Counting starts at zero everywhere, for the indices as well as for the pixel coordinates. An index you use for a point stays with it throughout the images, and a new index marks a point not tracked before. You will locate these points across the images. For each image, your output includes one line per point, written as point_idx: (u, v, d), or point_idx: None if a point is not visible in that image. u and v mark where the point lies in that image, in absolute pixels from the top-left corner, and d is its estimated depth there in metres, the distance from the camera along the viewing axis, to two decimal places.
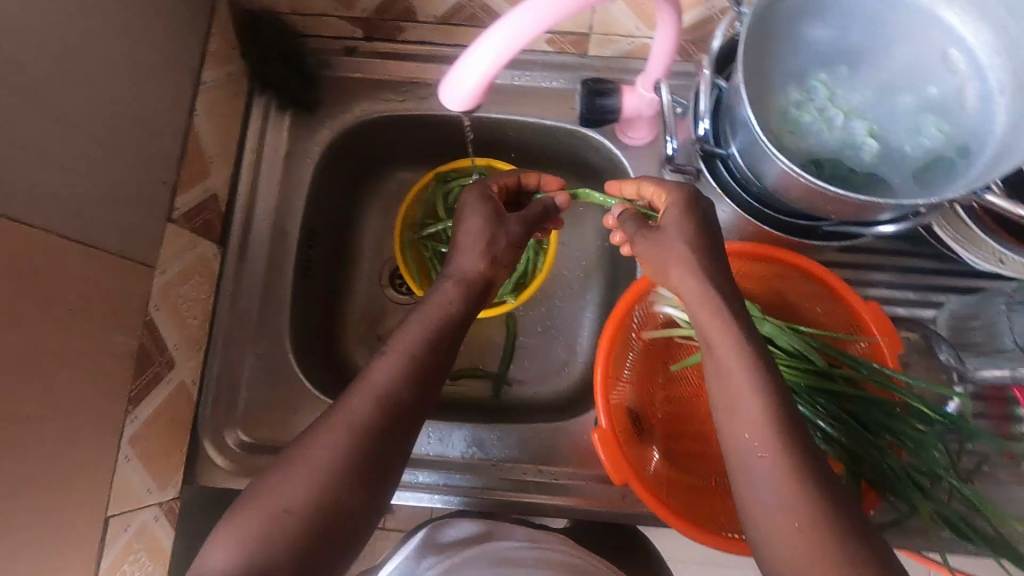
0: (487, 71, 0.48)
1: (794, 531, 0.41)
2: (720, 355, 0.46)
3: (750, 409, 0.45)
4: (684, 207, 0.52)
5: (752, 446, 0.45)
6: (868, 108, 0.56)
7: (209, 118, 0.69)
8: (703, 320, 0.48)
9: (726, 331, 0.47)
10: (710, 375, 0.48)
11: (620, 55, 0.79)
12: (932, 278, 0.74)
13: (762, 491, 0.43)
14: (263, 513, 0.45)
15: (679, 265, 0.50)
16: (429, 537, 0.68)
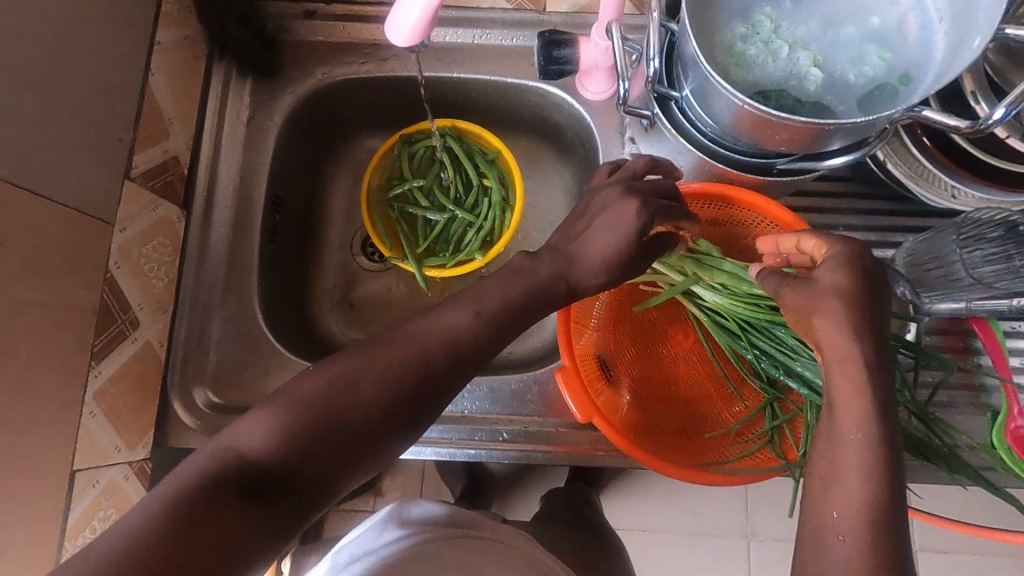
0: (429, 2, 0.48)
1: (866, 500, 0.42)
2: (847, 422, 0.43)
3: (852, 483, 0.42)
4: (849, 261, 0.48)
5: (836, 520, 0.42)
6: (812, 39, 0.57)
7: (166, 80, 0.69)
8: (849, 287, 0.46)
9: (860, 392, 0.44)
10: (832, 330, 0.46)
11: (577, 10, 0.80)
12: (890, 219, 0.75)
13: (830, 556, 0.41)
14: (310, 426, 0.45)
15: (829, 313, 0.46)
16: (397, 510, 0.55)
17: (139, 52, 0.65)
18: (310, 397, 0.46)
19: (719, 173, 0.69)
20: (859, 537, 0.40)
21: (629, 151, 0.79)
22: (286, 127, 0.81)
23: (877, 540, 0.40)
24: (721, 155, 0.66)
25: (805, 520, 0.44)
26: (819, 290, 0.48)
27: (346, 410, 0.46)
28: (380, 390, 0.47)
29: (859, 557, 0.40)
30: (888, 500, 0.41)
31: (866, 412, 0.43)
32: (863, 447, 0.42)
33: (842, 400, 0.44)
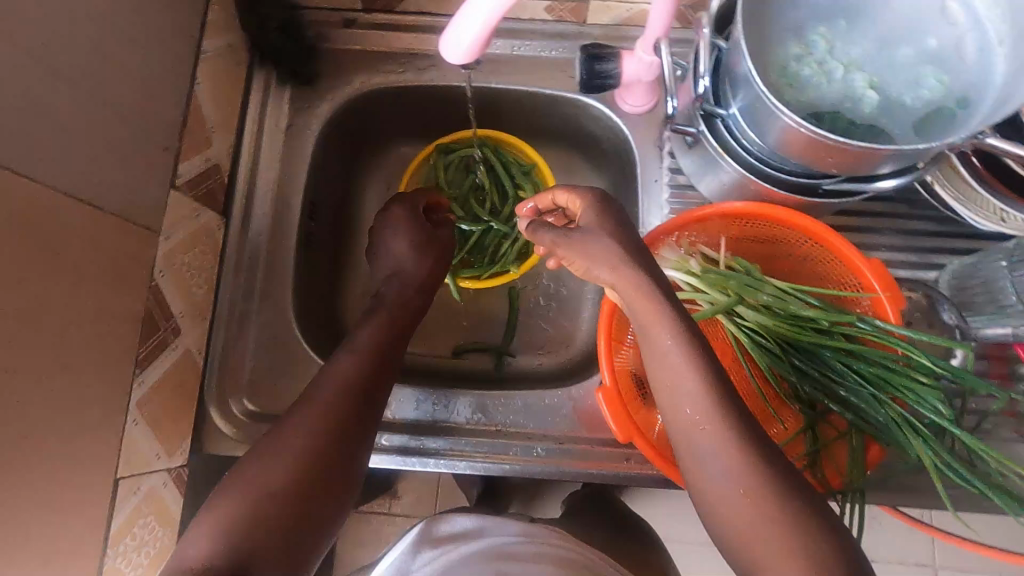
0: (485, 25, 0.48)
1: (748, 496, 0.46)
2: (661, 338, 0.51)
3: (689, 396, 0.50)
4: (600, 213, 0.57)
5: (695, 420, 0.50)
6: (867, 60, 0.56)
7: (210, 88, 0.70)
8: (636, 302, 0.52)
9: (660, 315, 0.51)
10: (652, 357, 0.53)
11: (618, 22, 0.80)
12: (934, 241, 0.74)
13: (708, 461, 0.48)
14: (259, 487, 0.49)
15: (597, 260, 0.54)
16: (426, 531, 0.61)
17: (185, 62, 0.65)
18: (260, 469, 0.50)
19: (763, 191, 0.68)
20: (715, 429, 0.49)
21: (668, 166, 0.78)
22: (324, 135, 0.81)
23: (739, 440, 0.48)
24: (766, 174, 0.65)
25: (679, 439, 0.52)
26: (590, 237, 0.55)
27: (300, 458, 0.51)
28: (325, 420, 0.55)
29: (723, 447, 0.48)
30: (711, 412, 0.49)
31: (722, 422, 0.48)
32: (677, 357, 0.51)
33: (648, 325, 0.52)
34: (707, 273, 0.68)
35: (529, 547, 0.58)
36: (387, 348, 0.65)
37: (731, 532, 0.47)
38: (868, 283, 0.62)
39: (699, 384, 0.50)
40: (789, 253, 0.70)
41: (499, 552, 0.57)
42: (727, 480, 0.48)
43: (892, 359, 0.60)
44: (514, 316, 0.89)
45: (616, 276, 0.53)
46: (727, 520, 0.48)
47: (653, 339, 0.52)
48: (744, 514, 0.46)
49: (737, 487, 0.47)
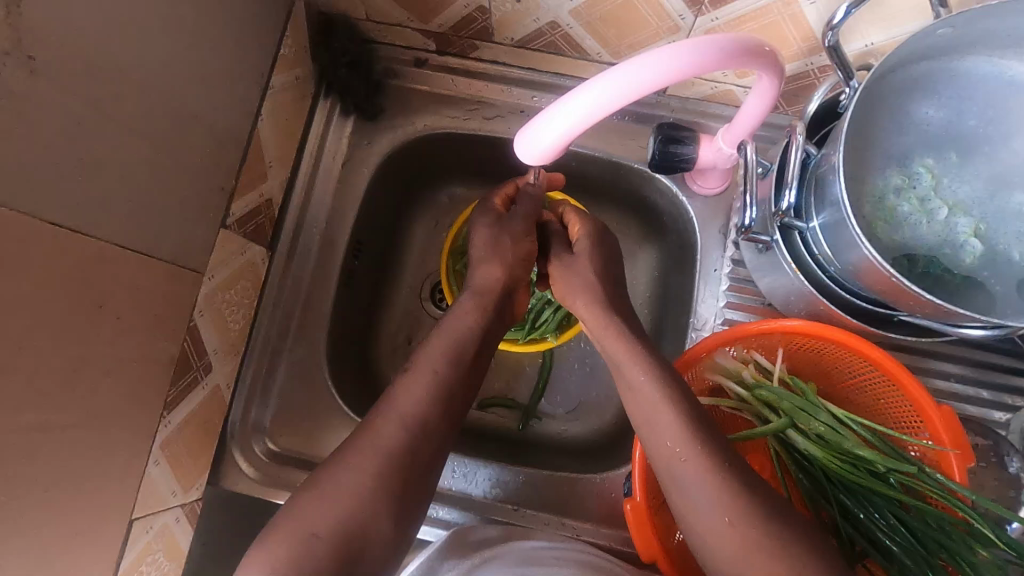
0: (563, 136, 0.47)
1: (727, 525, 0.47)
2: (635, 376, 0.57)
3: (668, 427, 0.54)
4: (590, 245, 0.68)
5: (676, 453, 0.52)
6: (975, 202, 0.51)
7: (272, 122, 0.68)
8: (614, 349, 0.60)
9: (632, 352, 0.59)
10: (630, 401, 0.58)
11: (700, 97, 0.73)
12: (1007, 377, 0.68)
13: (691, 491, 0.50)
14: (293, 536, 0.48)
15: (578, 295, 0.65)
16: (457, 538, 0.64)
17: (252, 98, 0.64)
18: (308, 507, 0.50)
19: (831, 313, 0.64)
20: (693, 460, 0.51)
21: (731, 256, 0.74)
22: (379, 173, 0.80)
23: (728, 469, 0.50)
24: (837, 295, 0.61)
25: (665, 475, 0.53)
26: (580, 276, 0.66)
27: (341, 491, 0.51)
28: (366, 469, 0.52)
29: (705, 476, 0.49)
30: (689, 441, 0.52)
31: (687, 453, 0.51)
32: (651, 390, 0.56)
33: (625, 362, 0.59)
34: (759, 389, 0.65)
35: (555, 551, 0.61)
36: (451, 378, 0.60)
37: (726, 563, 0.47)
38: (938, 435, 0.57)
39: (675, 415, 0.54)
40: (850, 373, 0.64)
41: (524, 556, 0.59)
42: (713, 509, 0.48)
43: (952, 525, 0.54)
44: (546, 378, 0.85)
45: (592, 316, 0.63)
46: (720, 554, 0.48)
47: (628, 380, 0.58)
48: (733, 542, 0.47)
49: (722, 514, 0.48)
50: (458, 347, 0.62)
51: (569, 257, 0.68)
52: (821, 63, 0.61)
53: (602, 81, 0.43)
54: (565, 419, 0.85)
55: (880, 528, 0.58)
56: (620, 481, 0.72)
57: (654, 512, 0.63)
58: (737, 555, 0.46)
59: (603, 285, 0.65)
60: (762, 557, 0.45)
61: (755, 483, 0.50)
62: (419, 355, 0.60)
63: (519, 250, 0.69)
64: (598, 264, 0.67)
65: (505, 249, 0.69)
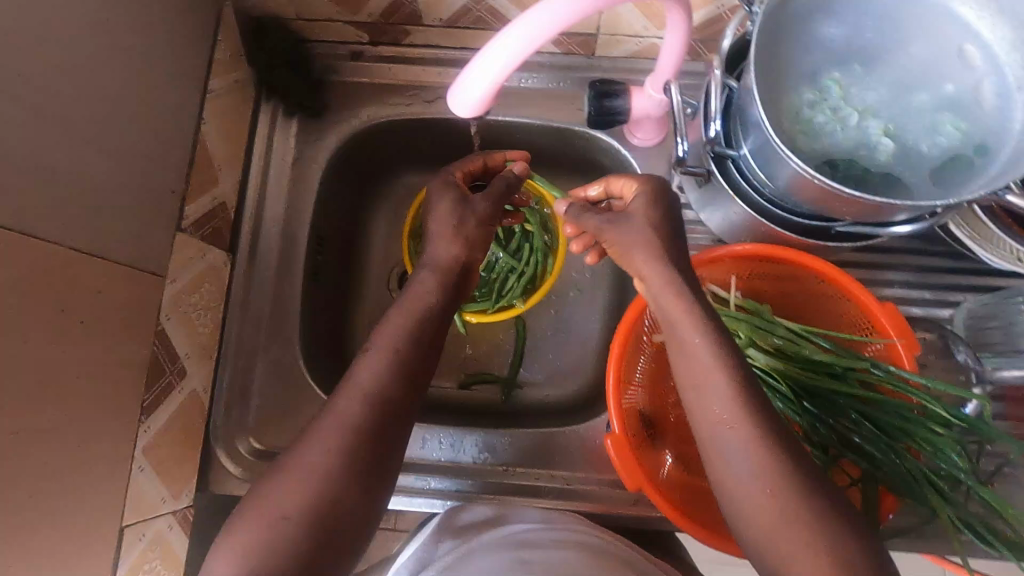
0: (494, 82, 0.49)
1: (767, 497, 0.47)
2: (689, 335, 0.51)
3: (719, 393, 0.49)
4: (649, 197, 0.57)
5: (723, 419, 0.49)
6: (883, 106, 0.56)
7: (216, 126, 0.70)
8: (665, 300, 0.52)
9: (678, 305, 0.52)
10: (678, 357, 0.52)
11: (628, 54, 0.77)
12: (947, 276, 0.73)
13: (733, 459, 0.48)
14: (263, 522, 0.49)
15: (630, 243, 0.55)
16: (448, 519, 0.65)
17: (192, 103, 0.66)
18: (280, 491, 0.50)
19: (775, 233, 0.67)
20: (742, 427, 0.48)
21: (677, 200, 0.77)
22: (330, 168, 0.81)
23: (769, 445, 0.48)
24: (777, 215, 0.64)
25: (701, 440, 0.51)
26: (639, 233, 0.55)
27: (312, 473, 0.51)
28: (333, 448, 0.52)
29: (753, 447, 0.48)
30: (741, 408, 0.49)
31: (736, 419, 0.49)
32: (706, 352, 0.50)
33: (674, 316, 0.52)
34: (717, 315, 0.68)
35: (548, 533, 0.62)
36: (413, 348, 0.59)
37: (759, 533, 0.47)
38: (883, 330, 0.61)
39: (729, 377, 0.49)
40: (801, 290, 0.68)
41: (517, 539, 0.61)
42: (752, 479, 0.47)
43: (907, 408, 0.59)
44: (521, 347, 0.87)
45: (651, 268, 0.53)
46: (749, 518, 0.48)
47: (675, 333, 0.52)
48: (769, 513, 0.46)
49: (763, 485, 0.47)
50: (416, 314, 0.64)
51: (621, 219, 0.57)
52: (730, 4, 0.65)
53: (518, 25, 0.46)
54: (545, 384, 0.87)
55: (844, 426, 0.62)
56: (603, 427, 0.74)
57: (635, 448, 0.66)
58: (770, 524, 0.46)
59: (664, 231, 0.55)
60: (796, 526, 0.45)
61: None
62: None
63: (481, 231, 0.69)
64: (654, 220, 0.56)
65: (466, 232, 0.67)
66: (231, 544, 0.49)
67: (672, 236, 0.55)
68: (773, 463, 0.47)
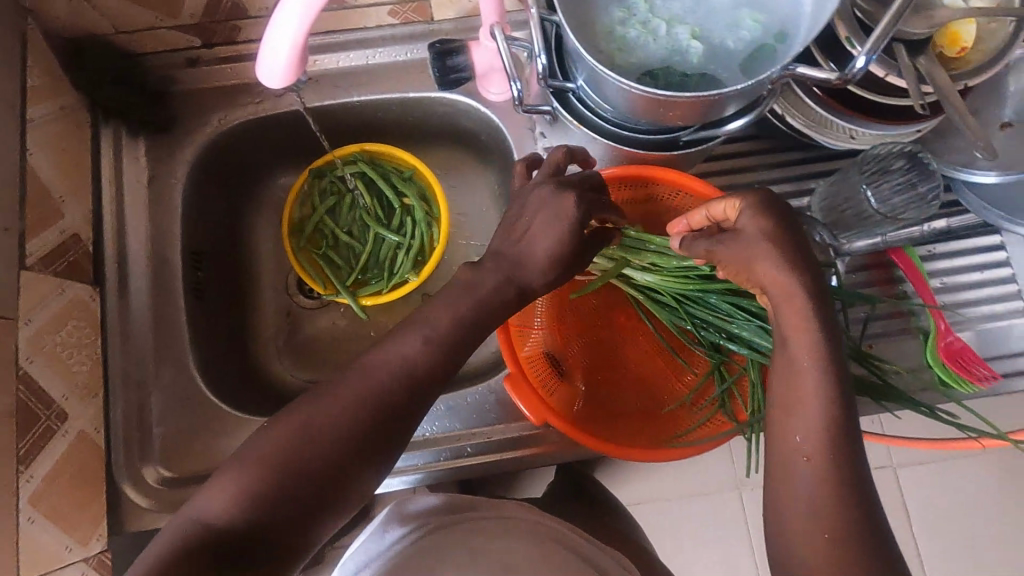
0: (295, 41, 0.49)
1: (821, 536, 0.44)
2: (801, 354, 0.48)
3: (810, 417, 0.47)
4: (761, 208, 0.50)
5: (801, 448, 0.47)
6: (688, 12, 0.58)
7: (48, 156, 0.66)
8: (787, 319, 0.49)
9: (806, 329, 0.48)
10: (777, 369, 0.50)
11: (463, 14, 0.79)
12: (799, 167, 0.78)
13: (798, 485, 0.46)
14: (271, 474, 0.46)
15: (768, 262, 0.49)
16: (396, 511, 0.65)
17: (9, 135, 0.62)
18: (302, 448, 0.47)
19: (631, 155, 0.70)
20: (822, 459, 0.46)
21: (543, 146, 0.79)
22: (192, 182, 0.78)
23: (838, 473, 0.45)
24: (625, 136, 0.66)
25: (775, 450, 0.49)
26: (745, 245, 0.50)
27: (331, 439, 0.48)
28: (347, 434, 0.49)
29: (825, 480, 0.45)
30: (826, 446, 0.46)
31: (820, 449, 0.46)
32: (814, 377, 0.47)
33: (793, 335, 0.49)
34: None
35: (499, 521, 0.64)
36: (448, 349, 0.53)
37: (790, 549, 0.46)
38: None
39: (827, 401, 0.47)
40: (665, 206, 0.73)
41: (475, 528, 0.63)
42: (812, 500, 0.45)
43: None
44: None
45: (772, 276, 0.49)
46: (787, 532, 0.46)
47: (790, 353, 0.49)
48: (817, 539, 0.44)
49: (823, 521, 0.44)
50: None
51: (726, 237, 0.52)
52: None
53: None
54: None
55: (723, 320, 0.65)
56: None
57: (539, 386, 0.67)
58: (816, 555, 0.44)
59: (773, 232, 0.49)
60: (830, 545, 0.44)
61: None
62: None
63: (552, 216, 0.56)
64: (771, 218, 0.50)
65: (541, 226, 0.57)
66: (224, 482, 0.47)
67: (789, 230, 0.50)
68: (839, 491, 0.45)
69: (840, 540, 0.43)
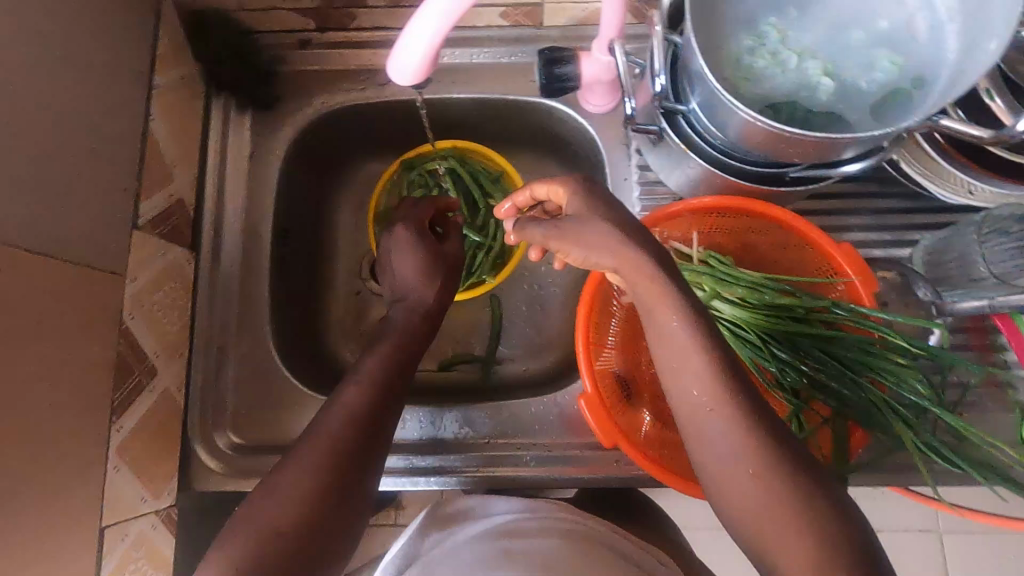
0: (432, 40, 0.48)
1: (802, 548, 0.43)
2: (663, 318, 0.49)
3: (724, 431, 0.47)
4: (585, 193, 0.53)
5: (704, 404, 0.48)
6: (820, 46, 0.56)
7: (166, 122, 0.69)
8: (653, 297, 0.50)
9: (663, 296, 0.49)
10: (656, 340, 0.51)
11: (574, 22, 0.78)
12: (905, 217, 0.74)
13: (752, 502, 0.45)
14: (254, 540, 0.47)
15: (588, 245, 0.51)
16: (433, 516, 0.66)
17: (137, 99, 0.65)
18: (267, 506, 0.49)
19: (731, 185, 0.68)
20: (765, 472, 0.45)
21: (636, 163, 0.78)
22: (289, 159, 0.81)
23: (792, 479, 0.44)
24: (729, 165, 0.65)
25: (687, 422, 0.50)
26: (598, 231, 0.50)
27: (303, 488, 0.51)
28: (308, 474, 0.52)
29: (735, 429, 0.46)
30: (720, 391, 0.47)
31: (760, 452, 0.46)
32: (687, 337, 0.48)
33: (655, 304, 0.49)
34: (681, 270, 0.69)
35: (531, 519, 0.62)
36: (395, 374, 0.64)
37: (743, 513, 0.46)
38: (841, 269, 0.62)
39: (705, 360, 0.48)
40: (759, 240, 0.69)
41: (504, 527, 0.60)
42: (737, 461, 0.46)
43: (869, 342, 0.60)
44: (497, 324, 0.88)
45: (609, 254, 0.51)
46: (734, 499, 0.47)
47: (658, 322, 0.50)
48: (754, 495, 0.45)
49: (747, 466, 0.45)
50: None
51: (567, 222, 0.53)
52: None
53: None
54: (523, 359, 0.88)
55: (811, 367, 0.63)
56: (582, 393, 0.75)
57: (611, 408, 0.66)
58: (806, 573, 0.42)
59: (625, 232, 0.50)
60: (790, 516, 0.43)
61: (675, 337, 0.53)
62: None
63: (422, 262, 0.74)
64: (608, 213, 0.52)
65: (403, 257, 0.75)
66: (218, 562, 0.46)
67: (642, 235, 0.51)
68: (804, 509, 0.44)
69: (821, 545, 0.42)
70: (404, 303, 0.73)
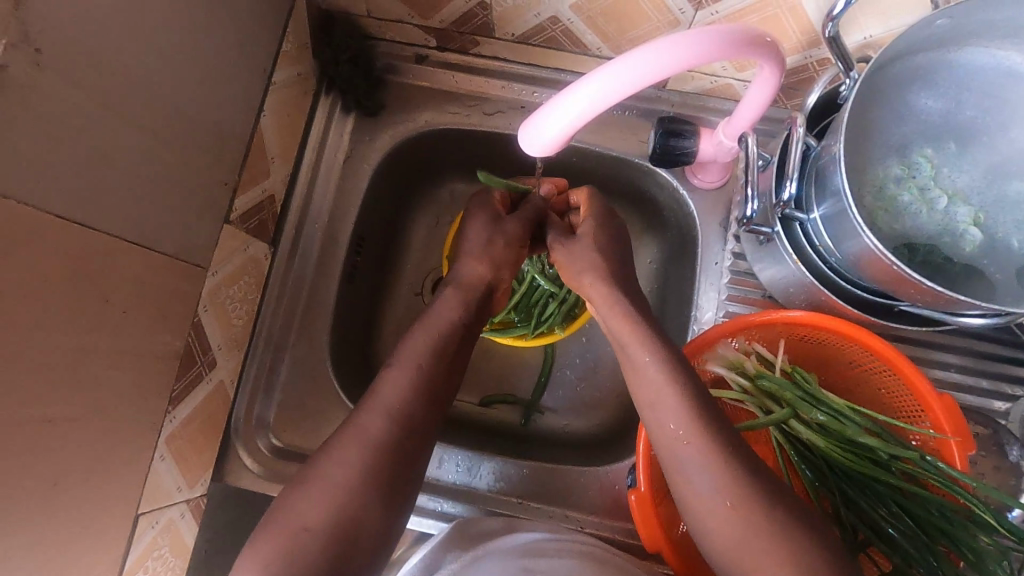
0: (572, 124, 0.48)
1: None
2: (642, 354, 0.56)
3: (696, 466, 0.50)
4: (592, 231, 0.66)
5: (679, 435, 0.51)
6: (974, 190, 0.53)
7: (275, 118, 0.68)
8: (627, 335, 0.58)
9: (639, 333, 0.57)
10: (633, 380, 0.56)
11: (699, 91, 0.73)
12: (1005, 366, 0.69)
13: (710, 530, 0.49)
14: (288, 534, 0.48)
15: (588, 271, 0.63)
16: (459, 531, 0.63)
17: (254, 94, 0.64)
18: (310, 503, 0.49)
19: (832, 304, 0.64)
20: (746, 512, 0.47)
21: (732, 250, 0.74)
22: (381, 168, 0.80)
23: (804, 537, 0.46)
24: (839, 285, 0.61)
25: (664, 454, 0.53)
26: (586, 257, 0.64)
27: (343, 479, 0.50)
28: (360, 454, 0.52)
29: (709, 461, 0.49)
30: (696, 426, 0.51)
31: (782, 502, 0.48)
32: (657, 370, 0.54)
33: (631, 342, 0.57)
34: (760, 378, 0.66)
35: (557, 543, 0.59)
36: (445, 361, 0.59)
37: (723, 552, 0.48)
38: (939, 425, 0.58)
39: (680, 398, 0.53)
40: (851, 362, 0.65)
41: (524, 548, 0.58)
42: (714, 492, 0.48)
43: (952, 510, 0.55)
44: (548, 371, 0.83)
45: (597, 290, 0.62)
46: (717, 538, 0.48)
47: (635, 357, 0.56)
48: (732, 530, 0.47)
49: (723, 499, 0.48)
50: (449, 341, 0.61)
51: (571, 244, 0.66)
52: (820, 56, 0.62)
53: (591, 83, 0.45)
54: (568, 414, 0.83)
55: (881, 516, 0.59)
56: (624, 473, 0.72)
57: (660, 504, 0.64)
58: None
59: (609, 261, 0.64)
60: (763, 547, 0.46)
61: (753, 466, 0.50)
62: (420, 350, 0.59)
63: (509, 243, 0.69)
64: (601, 244, 0.65)
65: (495, 245, 0.68)
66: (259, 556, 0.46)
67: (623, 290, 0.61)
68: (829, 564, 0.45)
69: None
70: (461, 282, 0.67)
